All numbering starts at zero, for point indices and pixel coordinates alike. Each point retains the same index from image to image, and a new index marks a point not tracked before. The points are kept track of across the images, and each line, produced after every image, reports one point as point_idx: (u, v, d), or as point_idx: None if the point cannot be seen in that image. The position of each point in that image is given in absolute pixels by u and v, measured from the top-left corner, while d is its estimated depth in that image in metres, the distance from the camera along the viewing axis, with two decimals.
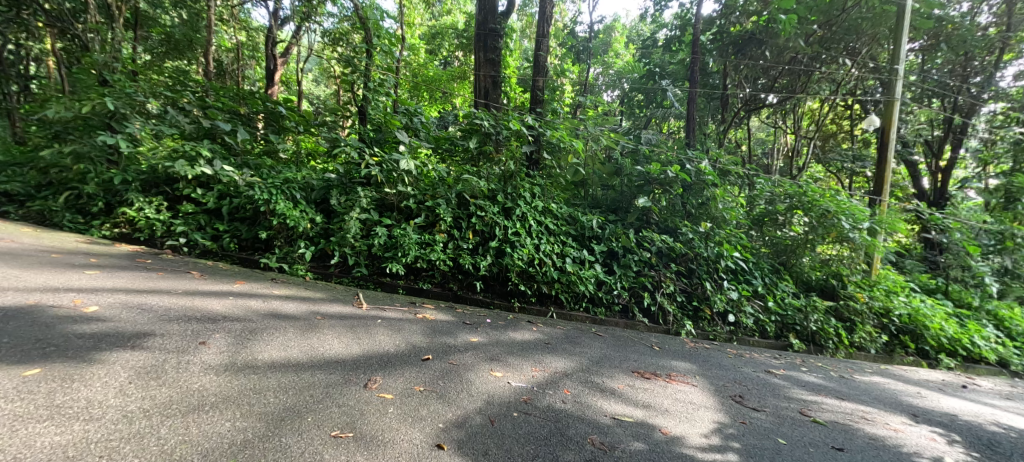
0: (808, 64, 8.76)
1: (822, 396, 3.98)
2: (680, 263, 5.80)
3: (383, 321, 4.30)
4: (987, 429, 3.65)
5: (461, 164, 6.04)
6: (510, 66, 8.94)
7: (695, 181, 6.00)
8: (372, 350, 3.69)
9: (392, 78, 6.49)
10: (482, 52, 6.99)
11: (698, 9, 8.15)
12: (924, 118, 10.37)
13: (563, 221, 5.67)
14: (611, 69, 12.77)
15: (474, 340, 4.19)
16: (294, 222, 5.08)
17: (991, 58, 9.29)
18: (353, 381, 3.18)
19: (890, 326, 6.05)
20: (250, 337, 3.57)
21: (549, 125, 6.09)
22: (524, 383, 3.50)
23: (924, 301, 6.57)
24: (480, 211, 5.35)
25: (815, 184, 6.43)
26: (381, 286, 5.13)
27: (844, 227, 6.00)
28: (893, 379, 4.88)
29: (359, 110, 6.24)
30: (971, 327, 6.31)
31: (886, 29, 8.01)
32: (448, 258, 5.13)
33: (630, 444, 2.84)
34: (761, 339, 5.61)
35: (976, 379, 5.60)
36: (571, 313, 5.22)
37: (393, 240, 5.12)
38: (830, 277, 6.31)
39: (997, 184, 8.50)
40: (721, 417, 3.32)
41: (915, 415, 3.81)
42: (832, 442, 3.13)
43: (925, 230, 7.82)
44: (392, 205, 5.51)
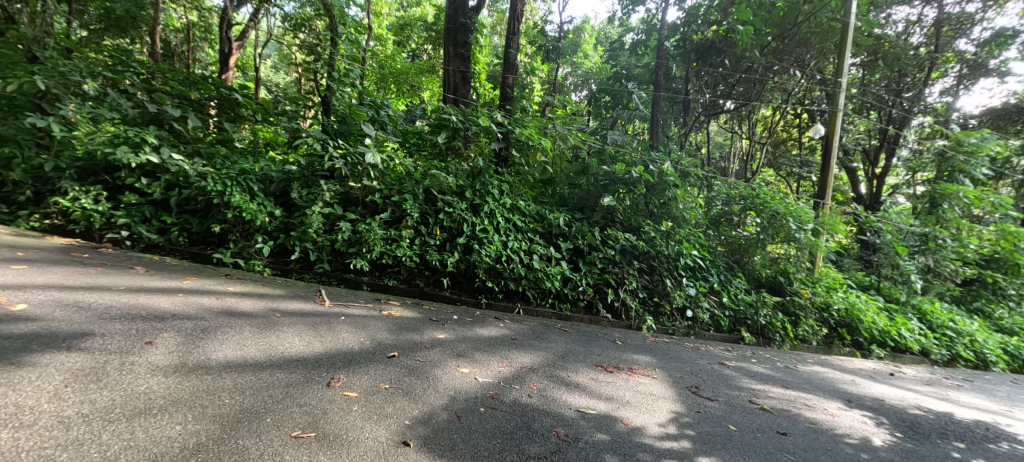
0: (762, 74, 9.16)
1: (769, 385, 4.24)
2: (642, 260, 5.96)
3: (347, 318, 4.23)
4: (910, 412, 4.00)
5: (429, 159, 5.98)
6: (479, 62, 8.87)
7: (658, 181, 6.18)
8: (335, 348, 3.62)
9: (357, 68, 6.20)
10: (451, 47, 6.91)
11: (664, 14, 8.36)
12: (863, 128, 11.19)
13: (530, 218, 5.73)
14: (580, 69, 12.74)
15: (440, 336, 4.19)
16: (251, 216, 4.87)
17: (922, 76, 10.22)
18: (315, 380, 3.11)
19: (830, 319, 6.53)
20: (202, 336, 3.42)
21: (518, 123, 6.14)
22: (491, 378, 3.54)
23: (859, 296, 7.10)
24: (448, 207, 5.32)
25: (767, 187, 6.80)
26: (345, 283, 5.03)
27: (791, 228, 6.38)
28: (831, 369, 5.26)
29: (322, 100, 5.98)
30: (898, 320, 6.86)
31: (832, 45, 8.58)
32: (415, 254, 5.08)
33: (593, 435, 2.94)
34: (715, 333, 5.91)
35: (903, 368, 6.11)
36: (537, 309, 5.31)
37: (358, 235, 5.03)
38: (778, 275, 6.69)
39: (924, 190, 9.26)
40: (678, 408, 3.49)
41: (849, 400, 4.13)
42: (777, 427, 3.35)
43: (861, 232, 8.42)
44: (357, 200, 5.40)
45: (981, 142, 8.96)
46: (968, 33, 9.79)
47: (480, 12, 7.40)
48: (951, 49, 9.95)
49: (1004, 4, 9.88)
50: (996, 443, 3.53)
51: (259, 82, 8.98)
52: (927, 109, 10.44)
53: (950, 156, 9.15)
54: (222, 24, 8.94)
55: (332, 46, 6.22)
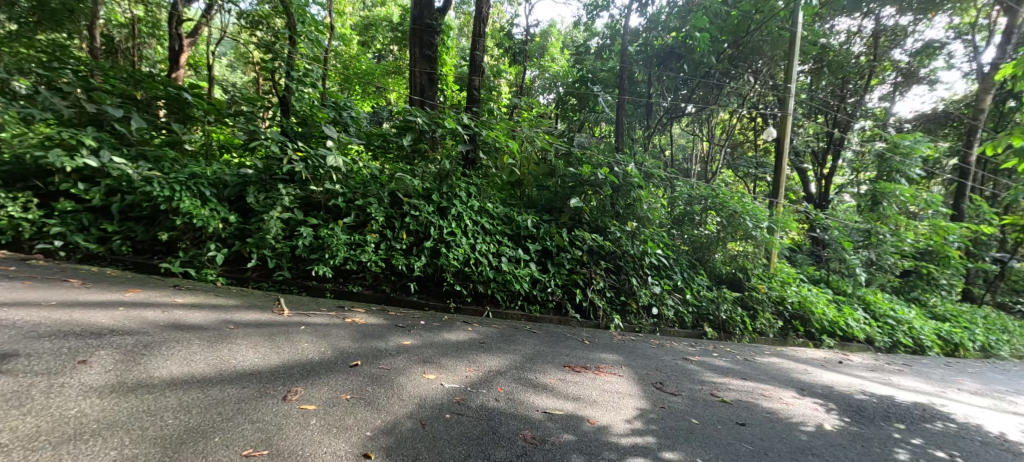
0: (720, 79, 9.62)
1: (729, 377, 4.42)
2: (609, 260, 6.07)
3: (307, 327, 4.09)
4: (857, 397, 4.27)
5: (395, 162, 5.88)
6: (447, 64, 8.81)
7: (623, 182, 6.36)
8: (293, 359, 3.49)
9: (318, 68, 6.02)
10: (418, 48, 6.85)
11: (626, 20, 8.58)
12: (811, 131, 11.88)
13: (499, 220, 5.73)
14: (547, 73, 12.44)
15: (406, 342, 4.12)
16: (203, 222, 4.62)
17: (862, 83, 11.05)
18: (270, 394, 2.98)
19: (785, 312, 6.85)
20: (144, 353, 3.21)
21: (485, 125, 6.14)
22: (457, 384, 3.51)
23: (811, 289, 7.52)
24: (414, 210, 5.25)
25: (724, 187, 7.18)
26: (307, 291, 4.85)
27: (748, 226, 6.75)
28: (786, 359, 5.54)
29: (280, 100, 5.84)
30: (846, 311, 7.28)
31: (781, 53, 9.34)
32: (380, 259, 4.98)
33: (560, 436, 2.97)
34: (679, 329, 6.09)
35: (851, 356, 6.49)
36: (507, 312, 5.30)
37: (320, 241, 4.88)
38: (737, 271, 6.96)
39: (867, 189, 9.91)
40: (643, 404, 3.57)
41: (802, 389, 4.37)
42: (736, 418, 3.50)
43: (811, 229, 8.95)
44: (319, 204, 5.23)
45: (914, 144, 9.71)
46: (902, 44, 10.69)
47: (448, 12, 7.31)
48: (887, 58, 10.89)
49: (931, 18, 10.83)
50: (931, 422, 3.82)
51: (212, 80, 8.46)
52: (867, 113, 11.46)
53: (888, 157, 9.82)
54: (171, 20, 8.23)
55: (290, 45, 6.02)
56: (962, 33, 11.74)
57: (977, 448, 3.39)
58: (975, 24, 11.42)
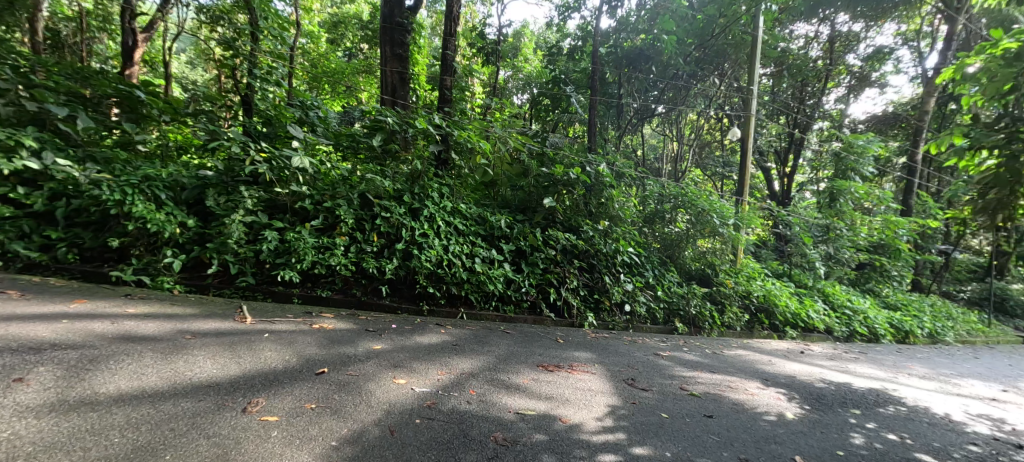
0: (687, 81, 9.97)
1: (698, 371, 4.56)
2: (582, 259, 6.13)
3: (271, 335, 3.94)
4: (817, 386, 4.48)
5: (365, 162, 5.76)
6: (419, 64, 8.68)
7: (595, 182, 6.48)
8: (254, 368, 3.35)
9: (283, 66, 5.83)
10: (388, 46, 6.73)
11: (597, 22, 8.68)
12: (774, 132, 12.41)
13: (472, 221, 5.71)
14: (521, 73, 12.50)
15: (377, 347, 4.04)
16: (158, 227, 4.40)
17: (820, 86, 12.00)
18: (228, 406, 2.85)
19: (751, 305, 7.07)
20: (90, 367, 3.02)
21: (457, 125, 6.07)
22: (428, 388, 3.46)
23: (775, 283, 7.83)
24: (385, 211, 5.17)
25: (693, 186, 7.40)
26: (274, 297, 4.68)
27: (715, 223, 7.03)
28: (751, 351, 5.75)
29: (243, 100, 5.56)
30: (807, 303, 7.60)
31: (743, 56, 9.75)
32: (350, 262, 4.87)
33: (531, 436, 2.98)
34: (651, 325, 6.18)
35: (813, 345, 6.76)
36: (481, 313, 5.26)
37: (286, 245, 4.74)
38: (706, 267, 7.18)
39: (825, 186, 10.42)
40: (614, 401, 3.63)
41: (766, 379, 4.55)
42: (703, 411, 3.61)
43: (775, 225, 9.36)
44: (285, 206, 5.07)
45: (867, 144, 10.27)
46: (854, 49, 11.64)
47: (420, 9, 7.18)
48: (842, 62, 11.81)
49: (880, 25, 11.54)
50: (884, 406, 4.04)
51: (169, 77, 7.94)
52: (825, 115, 12.34)
53: (844, 156, 10.40)
54: (123, 12, 7.67)
55: (252, 42, 5.74)
56: (908, 40, 12.62)
57: (925, 429, 3.61)
58: (920, 32, 12.25)
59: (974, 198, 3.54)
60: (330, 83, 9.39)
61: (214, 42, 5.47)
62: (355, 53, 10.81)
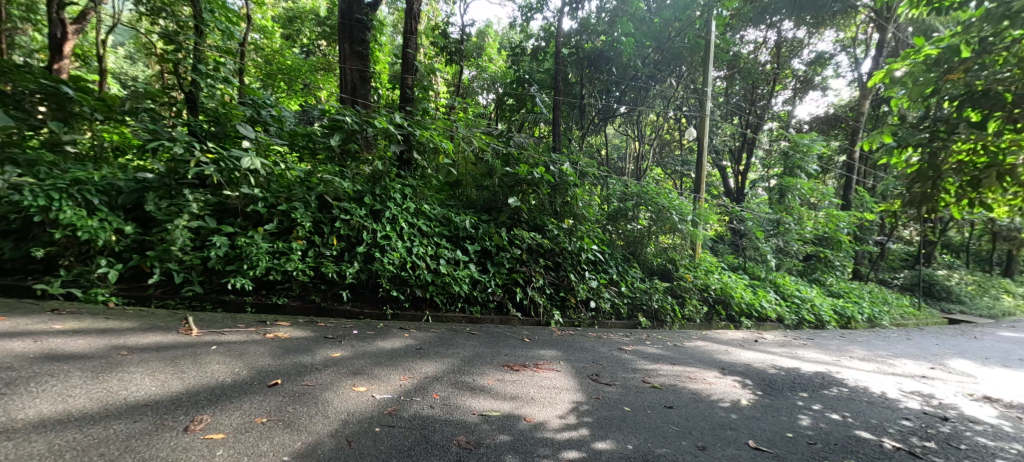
0: (646, 82, 10.40)
1: (660, 363, 4.71)
2: (548, 258, 6.18)
3: (219, 347, 3.72)
4: (769, 372, 4.73)
5: (322, 163, 5.61)
6: (378, 61, 8.39)
7: (559, 181, 6.58)
8: (199, 384, 3.15)
9: (232, 62, 5.52)
10: (347, 44, 6.54)
11: (559, 24, 8.80)
12: (728, 132, 13.02)
13: (436, 222, 5.64)
14: (485, 73, 12.40)
15: (336, 354, 3.90)
16: (90, 235, 4.08)
17: (769, 89, 12.87)
18: (168, 426, 2.66)
19: (709, 297, 7.34)
20: (6, 392, 2.74)
21: (419, 125, 5.99)
22: (389, 394, 3.37)
23: (731, 276, 8.19)
24: (345, 213, 5.02)
25: (653, 186, 7.70)
26: (224, 307, 4.43)
27: (675, 220, 7.32)
28: (709, 342, 6.00)
29: (186, 98, 5.20)
30: (760, 294, 7.99)
31: (698, 59, 10.23)
32: (308, 267, 4.70)
33: (495, 438, 2.96)
34: (616, 320, 6.28)
35: (766, 333, 7.08)
36: (447, 315, 5.19)
37: (237, 251, 4.51)
38: (667, 262, 7.43)
39: (776, 184, 11.05)
40: (579, 397, 3.68)
41: (723, 368, 4.77)
42: (664, 402, 3.73)
43: (732, 221, 9.84)
44: (235, 210, 4.82)
45: (811, 143, 10.93)
46: (798, 54, 12.57)
47: (380, 6, 6.99)
48: (788, 67, 12.89)
49: (822, 32, 12.39)
50: (828, 388, 4.33)
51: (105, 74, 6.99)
52: (774, 116, 13.14)
53: (791, 155, 11.03)
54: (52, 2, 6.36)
55: (196, 36, 5.21)
56: (846, 47, 13.62)
57: (864, 408, 3.89)
58: (855, 39, 13.25)
59: (902, 192, 3.93)
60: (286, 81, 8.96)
61: (155, 36, 5.01)
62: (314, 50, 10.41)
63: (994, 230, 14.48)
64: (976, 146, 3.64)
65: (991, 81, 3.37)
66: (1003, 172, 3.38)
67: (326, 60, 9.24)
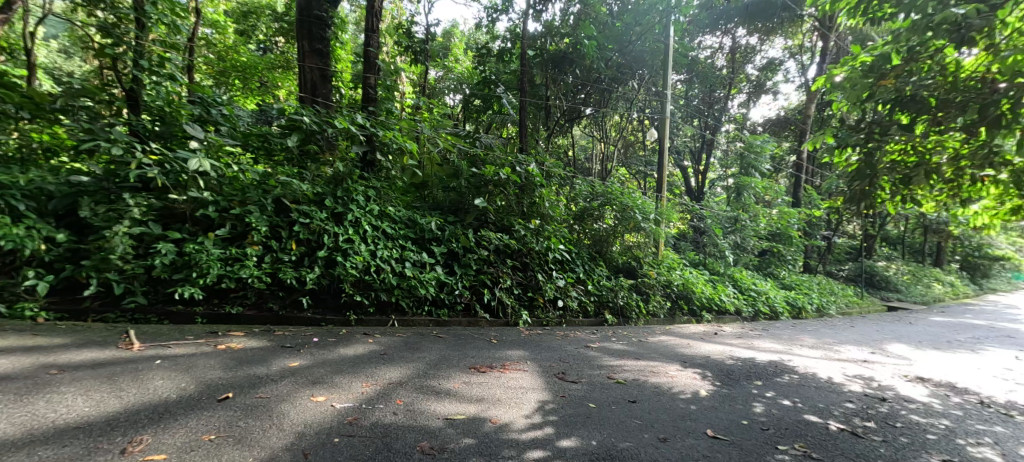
0: (609, 84, 10.65)
1: (624, 359, 4.82)
2: (515, 258, 6.19)
3: (165, 361, 3.49)
4: (727, 362, 4.95)
5: (279, 164, 5.39)
6: (340, 59, 8.10)
7: (525, 182, 6.58)
8: (140, 401, 2.94)
9: (179, 59, 5.21)
10: (306, 41, 6.28)
11: (524, 25, 8.82)
12: (687, 134, 13.51)
13: (401, 224, 5.54)
14: (451, 73, 12.25)
15: (294, 364, 3.75)
16: (16, 244, 3.75)
17: (724, 93, 13.47)
18: (102, 450, 2.47)
19: (672, 293, 7.56)
20: None
21: (382, 125, 5.86)
22: (349, 403, 3.26)
23: (692, 272, 8.49)
24: (305, 217, 4.85)
25: (616, 185, 7.79)
26: (172, 318, 4.20)
27: (638, 219, 7.43)
28: (672, 336, 6.20)
29: (127, 94, 4.76)
30: (720, 288, 8.32)
31: (659, 63, 10.56)
32: (264, 274, 4.51)
33: (460, 441, 2.92)
34: (583, 318, 6.37)
35: (725, 326, 7.37)
36: (413, 319, 5.12)
37: (186, 258, 4.28)
38: (632, 260, 7.60)
39: (733, 183, 11.55)
40: (545, 396, 3.70)
41: (685, 361, 4.94)
42: (628, 397, 3.82)
43: (692, 219, 10.20)
44: (182, 215, 4.58)
45: (763, 144, 11.52)
46: (751, 60, 13.34)
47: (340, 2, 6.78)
48: (743, 72, 13.60)
49: (772, 40, 13.10)
50: (780, 376, 4.58)
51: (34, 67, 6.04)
52: (730, 118, 13.75)
53: (746, 155, 11.66)
54: None
55: (138, 30, 4.84)
56: (793, 53, 14.43)
57: (812, 393, 4.14)
58: (802, 46, 14.10)
59: (846, 190, 4.25)
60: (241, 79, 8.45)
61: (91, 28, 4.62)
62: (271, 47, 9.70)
63: (923, 223, 15.73)
64: (905, 147, 3.99)
65: (917, 87, 3.68)
66: (930, 171, 3.75)
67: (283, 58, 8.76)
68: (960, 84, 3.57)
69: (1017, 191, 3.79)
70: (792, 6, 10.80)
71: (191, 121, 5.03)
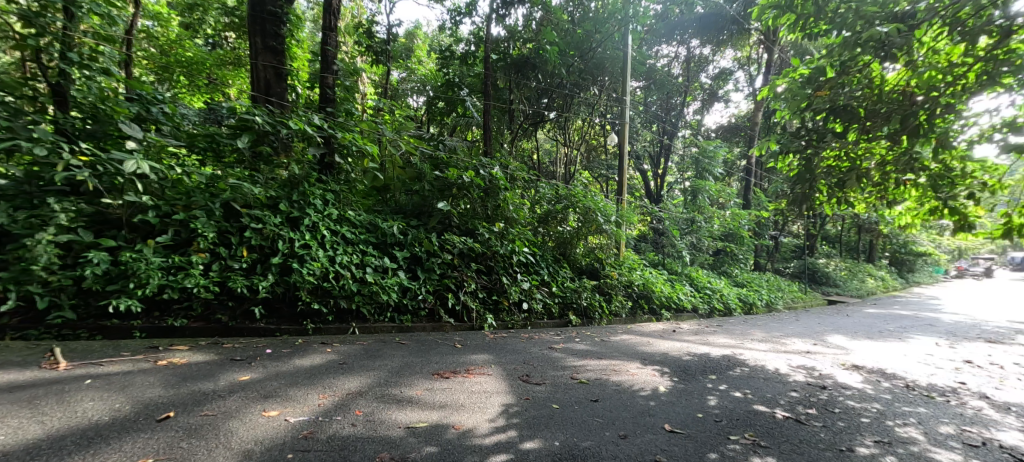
0: (571, 89, 10.85)
1: (587, 359, 4.90)
2: (479, 261, 6.16)
3: (96, 380, 3.21)
4: (684, 358, 5.15)
5: (229, 166, 5.10)
6: (297, 58, 7.76)
7: (489, 185, 6.54)
8: (66, 427, 2.68)
9: (114, 52, 4.81)
10: (260, 37, 5.97)
11: (487, 30, 8.82)
12: (646, 138, 13.92)
13: (362, 228, 5.39)
14: (415, 75, 12.05)
15: (244, 377, 3.55)
16: None
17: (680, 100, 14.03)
18: None
19: (633, 292, 7.78)
20: None
21: (341, 126, 5.66)
22: (305, 416, 3.11)
23: (652, 272, 8.76)
24: (257, 222, 4.62)
25: (579, 188, 7.88)
26: (105, 334, 3.91)
27: (600, 221, 7.57)
28: (634, 335, 6.37)
29: (52, 89, 4.33)
30: (677, 287, 8.64)
31: (618, 70, 10.87)
32: (212, 283, 4.26)
33: (422, 449, 2.86)
34: (547, 320, 6.43)
35: (683, 323, 7.66)
36: (375, 326, 5.00)
37: (122, 267, 3.98)
38: (595, 261, 7.75)
39: (689, 187, 12.02)
40: (509, 399, 3.69)
41: (646, 358, 5.10)
42: (590, 396, 3.88)
43: (652, 221, 10.54)
44: (118, 222, 4.26)
45: (715, 149, 12.10)
46: (704, 69, 14.01)
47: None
48: (697, 80, 14.22)
49: (722, 51, 13.80)
50: (733, 369, 4.82)
51: None
52: (686, 124, 14.32)
53: (701, 160, 12.26)
54: None
55: (66, 20, 4.40)
56: (742, 64, 15.24)
57: (761, 383, 4.38)
58: (750, 58, 14.95)
59: (789, 193, 4.56)
60: (188, 76, 7.93)
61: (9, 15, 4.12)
62: (221, 43, 8.72)
63: (858, 222, 16.93)
64: (840, 153, 4.32)
65: (849, 98, 4.00)
66: (860, 175, 4.06)
67: (235, 54, 8.23)
68: (885, 96, 3.92)
69: (934, 194, 4.17)
70: (741, 20, 11.46)
71: (128, 119, 4.67)
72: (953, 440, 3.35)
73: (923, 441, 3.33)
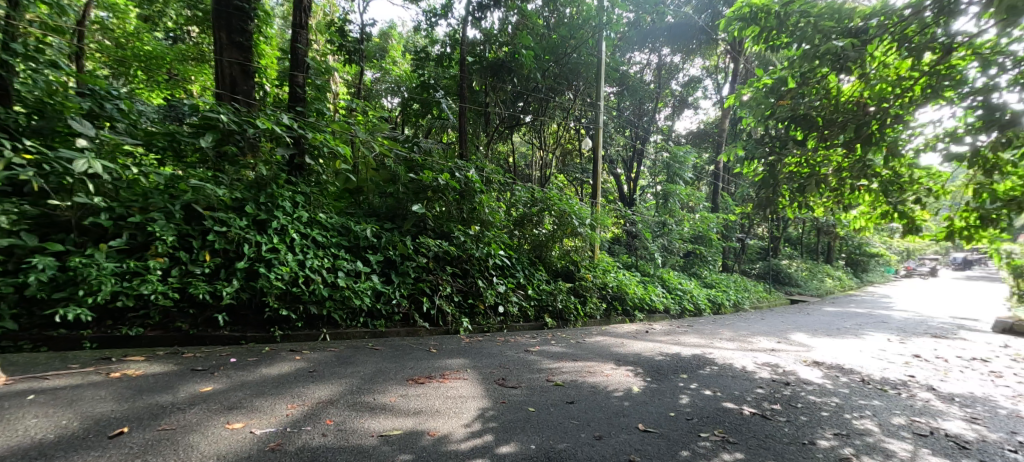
0: (545, 93, 10.93)
1: (563, 361, 4.93)
2: (455, 265, 6.10)
3: (41, 395, 2.99)
4: (657, 358, 5.26)
5: (191, 167, 4.87)
6: (266, 55, 7.49)
7: (464, 188, 6.44)
8: (5, 448, 2.48)
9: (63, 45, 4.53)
10: (225, 33, 5.73)
11: (463, 32, 8.77)
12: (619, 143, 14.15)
13: (333, 232, 5.25)
14: (389, 75, 11.87)
15: (206, 388, 3.38)
16: None
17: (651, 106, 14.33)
18: None
19: (608, 294, 7.89)
20: None
21: (311, 126, 5.50)
22: (271, 427, 2.99)
23: (625, 274, 8.91)
24: (221, 225, 4.42)
25: (555, 191, 7.91)
26: (51, 345, 3.67)
27: (576, 224, 7.62)
28: (608, 336, 6.45)
29: None
30: (649, 289, 8.82)
31: (592, 75, 11.02)
32: (172, 289, 4.06)
33: (395, 458, 2.79)
34: (523, 323, 6.44)
35: (655, 324, 7.83)
36: (347, 332, 4.91)
37: (72, 273, 3.73)
38: (569, 264, 7.81)
39: (660, 191, 12.29)
40: (484, 404, 3.66)
41: (621, 359, 5.17)
42: (566, 398, 3.90)
43: (625, 224, 10.72)
44: (67, 225, 4.00)
45: (684, 154, 12.43)
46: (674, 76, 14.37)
47: None
48: (667, 87, 14.57)
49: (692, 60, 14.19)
50: (704, 367, 4.95)
51: None
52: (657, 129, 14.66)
53: (671, 165, 12.55)
54: None
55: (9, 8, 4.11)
56: (710, 72, 15.73)
57: (730, 381, 4.53)
58: (717, 67, 15.46)
59: (754, 197, 4.76)
60: (147, 72, 7.54)
61: None
62: (183, 36, 8.26)
63: (817, 225, 17.72)
64: (801, 160, 4.52)
65: (809, 107, 4.21)
66: (820, 180, 4.26)
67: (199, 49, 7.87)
68: (842, 106, 4.13)
69: (887, 198, 4.42)
70: (710, 30, 12.01)
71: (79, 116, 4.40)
72: (904, 430, 3.54)
73: (878, 432, 3.51)
